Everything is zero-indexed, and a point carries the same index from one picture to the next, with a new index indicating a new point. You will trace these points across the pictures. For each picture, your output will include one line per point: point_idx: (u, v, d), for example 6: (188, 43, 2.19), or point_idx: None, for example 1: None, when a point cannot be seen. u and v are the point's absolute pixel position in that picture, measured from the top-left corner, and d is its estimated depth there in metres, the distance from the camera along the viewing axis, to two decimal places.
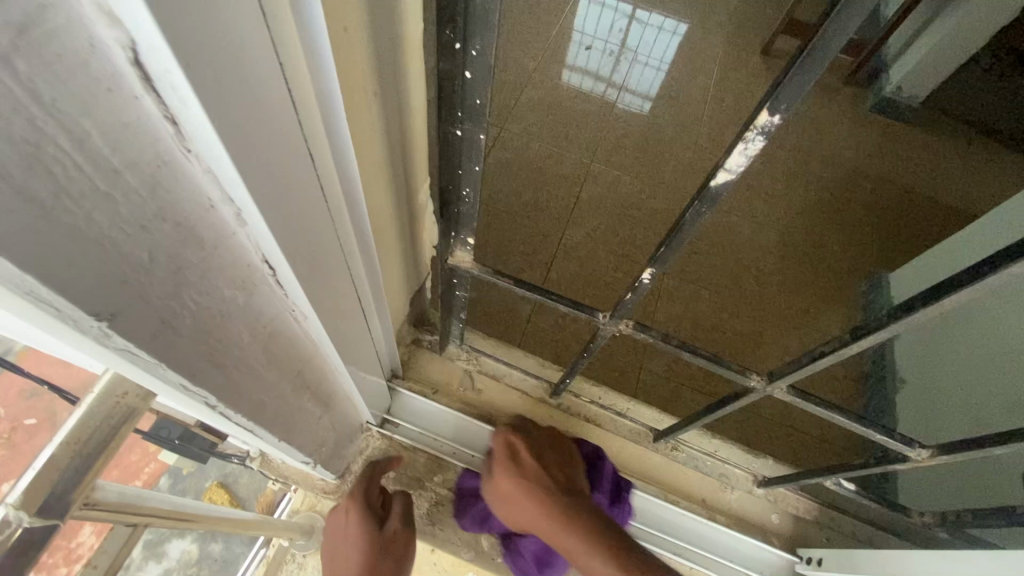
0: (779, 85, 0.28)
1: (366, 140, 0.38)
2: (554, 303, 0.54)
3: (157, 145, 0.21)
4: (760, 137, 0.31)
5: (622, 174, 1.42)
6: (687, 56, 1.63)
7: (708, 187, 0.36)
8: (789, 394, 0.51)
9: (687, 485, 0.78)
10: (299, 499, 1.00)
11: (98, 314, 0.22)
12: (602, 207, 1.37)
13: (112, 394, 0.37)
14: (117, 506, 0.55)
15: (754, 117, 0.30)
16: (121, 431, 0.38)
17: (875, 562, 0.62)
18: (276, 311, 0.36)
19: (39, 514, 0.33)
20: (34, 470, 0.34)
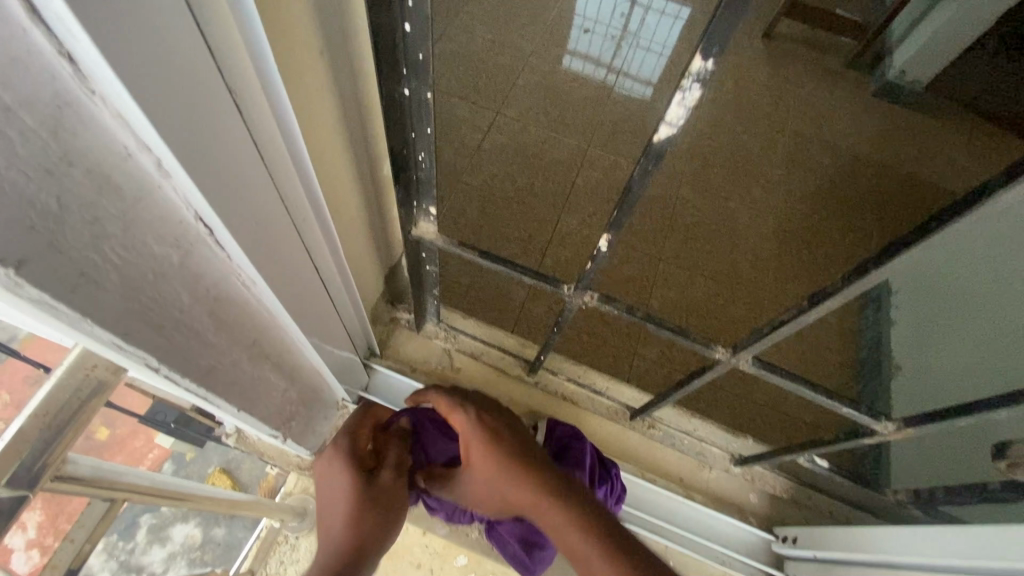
0: (709, 27, 0.28)
1: (313, 101, 0.37)
2: (518, 275, 0.54)
3: (55, 84, 0.21)
4: (696, 85, 0.31)
5: (619, 159, 1.40)
6: (689, 40, 1.60)
7: (653, 144, 0.35)
8: (755, 366, 0.50)
9: (664, 464, 0.78)
10: (293, 481, 1.02)
11: (2, 259, 0.22)
12: (597, 191, 1.36)
13: (80, 367, 0.40)
14: (91, 479, 0.55)
15: (688, 63, 0.30)
16: (91, 403, 0.40)
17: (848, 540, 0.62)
18: (219, 274, 0.35)
19: (7, 485, 0.35)
20: (3, 440, 0.36)
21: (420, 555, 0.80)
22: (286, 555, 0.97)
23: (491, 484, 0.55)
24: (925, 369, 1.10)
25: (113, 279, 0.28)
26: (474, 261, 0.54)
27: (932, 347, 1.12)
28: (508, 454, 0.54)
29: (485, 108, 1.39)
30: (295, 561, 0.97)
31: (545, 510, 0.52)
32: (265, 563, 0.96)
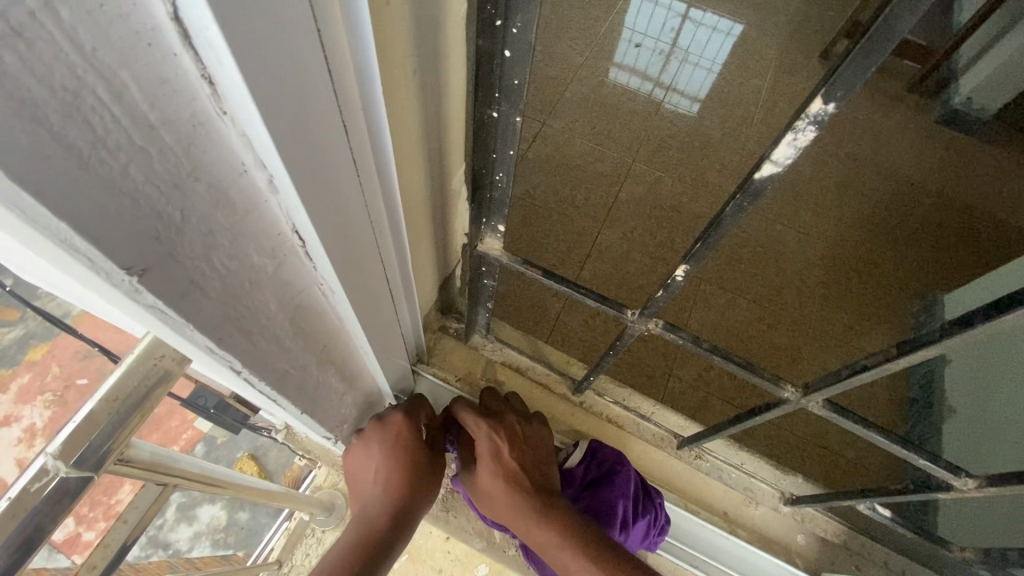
0: (834, 72, 0.27)
1: (403, 119, 0.38)
2: (581, 296, 0.53)
3: (195, 105, 0.21)
4: (812, 127, 0.29)
5: (664, 175, 1.38)
6: (740, 58, 1.56)
7: (753, 180, 0.34)
8: (825, 408, 0.48)
9: (708, 497, 0.76)
10: (322, 475, 1.05)
11: (130, 268, 0.23)
12: (640, 207, 1.34)
13: (149, 356, 0.41)
14: (148, 466, 0.57)
15: (806, 105, 0.28)
16: (156, 391, 0.41)
17: None
18: (304, 283, 0.36)
19: (75, 466, 0.37)
20: (75, 422, 0.38)
21: (441, 560, 0.81)
22: (312, 547, 1.01)
23: (495, 496, 0.62)
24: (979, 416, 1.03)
25: (215, 287, 0.29)
26: (537, 280, 0.53)
27: (989, 390, 1.04)
28: (506, 474, 0.61)
29: (531, 118, 1.39)
30: (320, 555, 1.01)
31: (536, 527, 0.59)
32: (293, 554, 1.00)
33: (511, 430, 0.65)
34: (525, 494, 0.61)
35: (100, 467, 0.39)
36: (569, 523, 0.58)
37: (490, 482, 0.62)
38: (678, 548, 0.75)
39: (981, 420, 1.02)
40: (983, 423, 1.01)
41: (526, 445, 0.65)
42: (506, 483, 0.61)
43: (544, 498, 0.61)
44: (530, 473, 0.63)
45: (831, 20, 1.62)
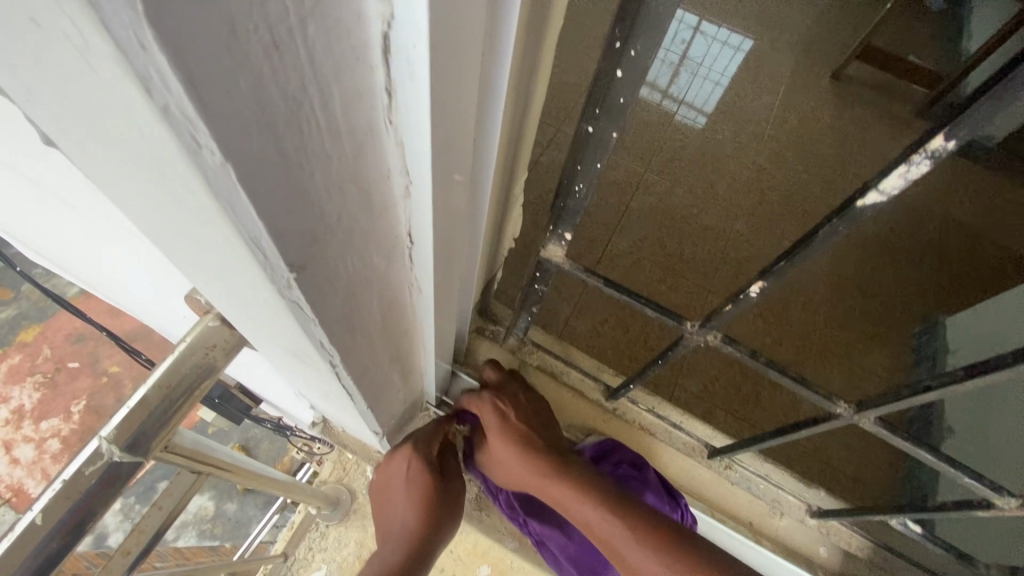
0: (961, 114, 0.28)
1: (502, 134, 0.39)
2: (641, 306, 0.54)
3: (372, 115, 0.23)
4: (927, 160, 0.31)
5: (676, 187, 1.40)
6: (750, 73, 1.55)
7: (852, 206, 0.36)
8: (875, 425, 0.51)
9: (734, 507, 0.78)
10: (328, 469, 1.07)
11: (292, 265, 0.24)
12: (650, 216, 1.37)
13: (202, 346, 0.44)
14: (190, 452, 0.59)
15: (928, 140, 0.30)
16: (204, 380, 0.44)
17: None
18: (399, 284, 0.38)
19: (127, 451, 0.40)
20: (128, 407, 0.40)
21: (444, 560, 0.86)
22: (315, 542, 1.03)
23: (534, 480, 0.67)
24: (972, 434, 1.06)
25: (342, 286, 0.30)
26: (599, 288, 0.55)
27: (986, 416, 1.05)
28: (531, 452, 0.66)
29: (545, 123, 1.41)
30: (324, 549, 1.03)
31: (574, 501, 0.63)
32: (297, 547, 1.03)
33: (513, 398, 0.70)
34: (532, 454, 0.66)
35: (148, 452, 0.41)
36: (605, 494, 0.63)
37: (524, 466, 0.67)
38: None
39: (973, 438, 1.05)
40: (981, 439, 1.03)
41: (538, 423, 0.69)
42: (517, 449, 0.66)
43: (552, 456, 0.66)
44: (538, 433, 0.68)
45: (843, 41, 1.65)
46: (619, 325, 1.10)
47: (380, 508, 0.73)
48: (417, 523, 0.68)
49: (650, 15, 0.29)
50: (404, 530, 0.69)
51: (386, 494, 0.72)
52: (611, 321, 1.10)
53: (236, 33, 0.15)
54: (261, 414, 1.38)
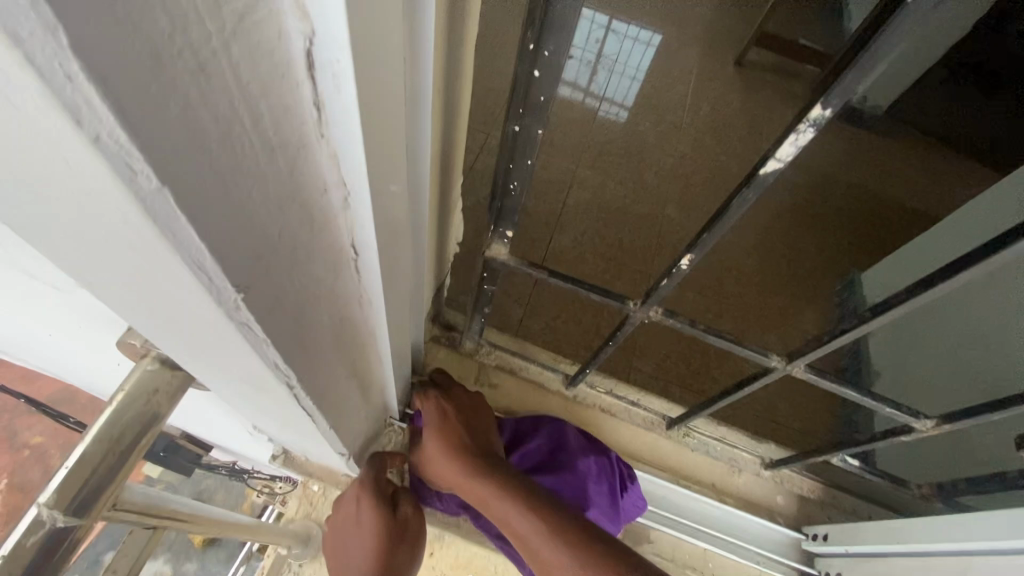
0: (833, 84, 0.32)
1: (434, 140, 0.40)
2: (587, 292, 0.57)
3: (302, 130, 0.23)
4: (811, 129, 0.35)
5: (607, 180, 1.45)
6: (662, 67, 1.64)
7: (757, 175, 0.40)
8: (807, 372, 0.56)
9: (697, 471, 0.82)
10: (294, 507, 1.02)
11: (237, 286, 0.24)
12: (589, 211, 1.40)
13: (145, 392, 0.43)
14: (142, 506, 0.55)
15: (808, 112, 0.34)
16: (149, 429, 0.43)
17: (890, 528, 0.66)
18: (346, 297, 0.38)
19: (72, 514, 0.37)
20: (68, 467, 0.38)
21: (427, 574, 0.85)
22: None
23: (447, 469, 0.64)
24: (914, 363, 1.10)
25: (290, 303, 0.30)
26: (544, 280, 0.56)
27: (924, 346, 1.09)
28: (444, 436, 0.65)
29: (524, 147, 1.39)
30: None
31: (488, 498, 0.59)
32: None
33: (455, 398, 0.71)
34: (461, 449, 0.64)
35: (94, 514, 0.39)
36: (515, 488, 0.58)
37: (443, 460, 0.65)
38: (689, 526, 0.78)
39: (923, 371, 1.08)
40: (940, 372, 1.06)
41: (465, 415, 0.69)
42: (440, 448, 0.65)
43: (471, 446, 0.64)
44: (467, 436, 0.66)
45: (741, 31, 1.77)
46: (572, 321, 1.12)
47: (338, 565, 0.69)
48: (367, 562, 0.64)
49: (557, 15, 0.31)
50: (356, 572, 0.64)
51: (343, 545, 0.68)
52: (564, 316, 1.11)
53: (158, 55, 0.15)
54: (213, 461, 1.32)
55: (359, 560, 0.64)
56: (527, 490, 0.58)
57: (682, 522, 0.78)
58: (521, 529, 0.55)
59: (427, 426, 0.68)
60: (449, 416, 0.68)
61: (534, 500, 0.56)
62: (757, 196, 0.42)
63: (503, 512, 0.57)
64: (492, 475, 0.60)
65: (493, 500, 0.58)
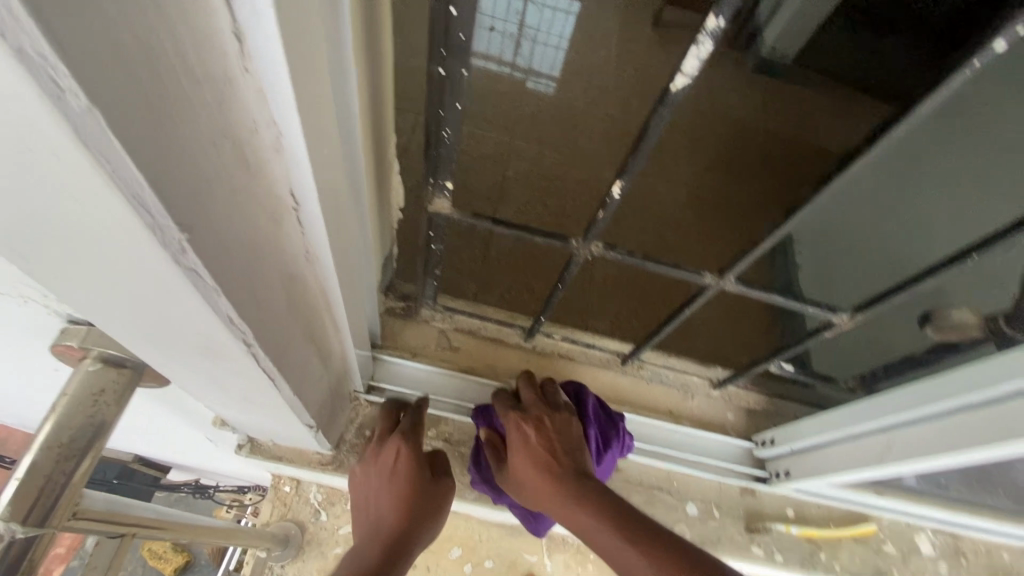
0: None
1: (362, 87, 0.40)
2: (531, 236, 0.59)
3: (225, 62, 0.24)
4: (710, 39, 0.38)
5: (547, 145, 1.27)
6: None
7: (669, 91, 0.43)
8: (737, 285, 0.61)
9: (654, 400, 0.87)
10: (268, 512, 1.00)
11: (181, 225, 0.25)
12: (532, 178, 1.26)
13: (89, 395, 0.47)
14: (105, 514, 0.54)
15: (705, 21, 0.37)
16: (95, 435, 0.47)
17: (825, 420, 0.74)
18: (292, 251, 0.38)
19: (30, 523, 0.39)
20: (17, 480, 0.40)
21: None
22: None
23: (535, 487, 0.63)
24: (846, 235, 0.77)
25: (237, 250, 0.30)
26: (489, 228, 0.58)
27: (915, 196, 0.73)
28: (535, 455, 0.64)
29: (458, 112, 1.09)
30: None
31: (587, 523, 0.57)
32: None
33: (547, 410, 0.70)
34: (557, 470, 0.62)
35: (52, 522, 0.41)
36: (617, 515, 0.55)
37: (534, 478, 0.64)
38: (657, 450, 0.82)
39: (858, 248, 0.77)
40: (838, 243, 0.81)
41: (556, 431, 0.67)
42: (535, 465, 0.64)
43: (568, 468, 0.63)
44: (561, 457, 0.64)
45: None
46: None
47: (355, 518, 0.70)
48: (394, 517, 0.65)
49: None
50: (379, 523, 0.65)
51: (363, 497, 0.69)
52: None
53: None
54: None
55: (384, 513, 0.66)
56: (629, 519, 0.55)
57: (650, 449, 0.82)
58: (624, 561, 0.52)
59: (520, 440, 0.67)
60: (532, 431, 0.67)
61: (635, 531, 0.54)
62: (671, 113, 0.45)
63: (605, 543, 0.55)
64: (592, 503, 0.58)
65: (593, 528, 0.56)
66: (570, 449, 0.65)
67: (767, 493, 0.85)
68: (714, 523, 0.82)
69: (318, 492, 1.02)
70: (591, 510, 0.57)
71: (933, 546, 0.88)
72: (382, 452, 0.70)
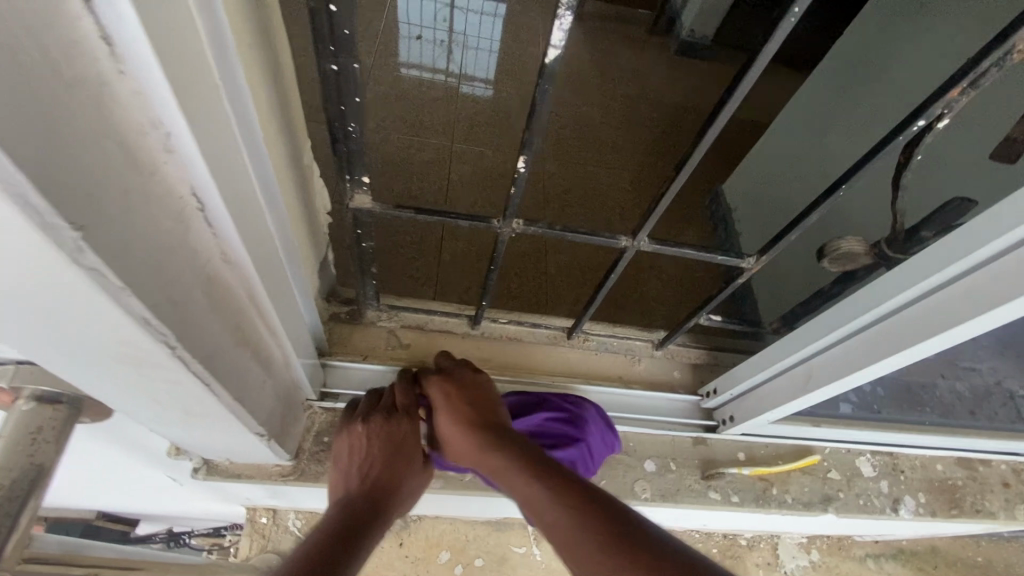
0: None
1: (256, 91, 0.42)
2: (454, 220, 0.61)
3: (97, 65, 0.26)
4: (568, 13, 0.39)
5: (485, 149, 1.40)
6: None
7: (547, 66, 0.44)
8: (652, 244, 0.64)
9: (604, 368, 0.91)
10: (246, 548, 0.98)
11: (73, 222, 0.26)
12: (473, 183, 1.35)
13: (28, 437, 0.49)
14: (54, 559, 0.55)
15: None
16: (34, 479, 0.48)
17: (759, 361, 0.79)
18: (208, 252, 0.40)
19: None
20: None
21: None
22: None
23: (480, 443, 0.68)
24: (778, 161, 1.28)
25: (141, 248, 0.32)
26: (412, 218, 0.60)
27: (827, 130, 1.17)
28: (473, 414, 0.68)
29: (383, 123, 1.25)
30: None
31: (504, 481, 0.59)
32: None
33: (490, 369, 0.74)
34: (488, 427, 0.66)
35: None
36: (539, 466, 0.58)
37: (474, 436, 0.68)
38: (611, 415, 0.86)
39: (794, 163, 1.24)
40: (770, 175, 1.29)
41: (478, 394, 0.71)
42: (468, 424, 0.68)
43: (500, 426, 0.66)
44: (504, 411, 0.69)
45: None
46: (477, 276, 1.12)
47: (333, 467, 0.71)
48: (384, 475, 0.68)
49: None
50: (365, 477, 0.68)
51: (349, 449, 0.71)
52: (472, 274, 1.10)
53: None
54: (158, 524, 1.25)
55: (371, 469, 0.68)
56: (556, 470, 0.57)
57: None
58: (542, 508, 0.54)
59: (452, 401, 0.71)
60: (462, 392, 0.71)
61: (544, 481, 0.56)
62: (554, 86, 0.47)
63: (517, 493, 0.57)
64: (515, 457, 0.60)
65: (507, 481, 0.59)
66: (494, 409, 0.69)
67: (718, 440, 0.90)
68: (672, 476, 0.86)
69: (297, 519, 1.01)
70: (507, 468, 0.60)
71: (874, 467, 0.94)
72: (391, 423, 0.71)
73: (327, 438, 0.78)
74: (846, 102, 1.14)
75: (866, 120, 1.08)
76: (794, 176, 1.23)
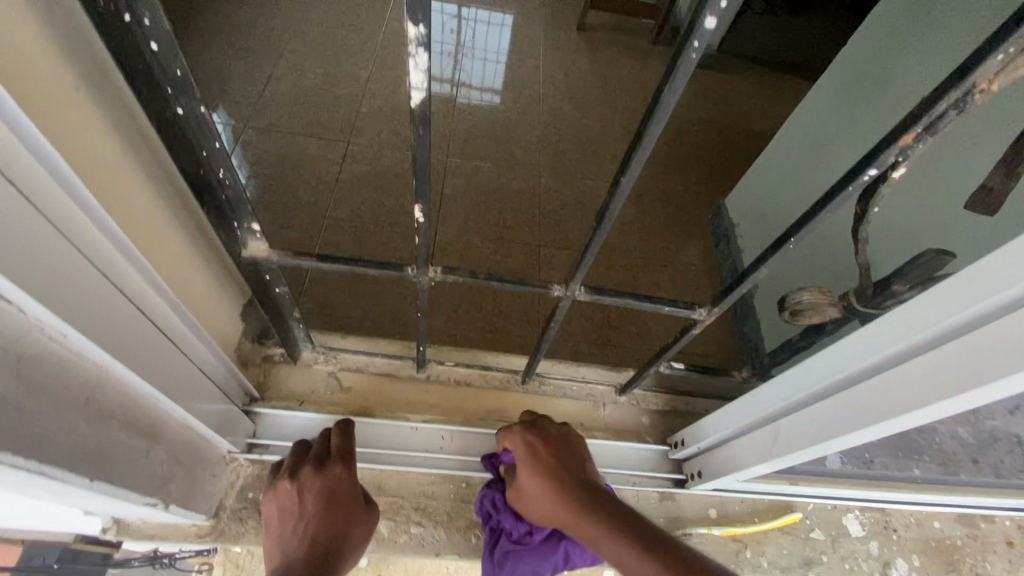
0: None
1: (79, 144, 0.38)
2: (363, 269, 0.56)
3: None
4: (422, 48, 0.32)
5: (479, 161, 1.32)
6: (515, 45, 1.64)
7: (415, 110, 0.37)
8: (589, 293, 0.57)
9: (564, 414, 0.84)
10: None
11: None
12: (464, 194, 1.25)
13: None
14: None
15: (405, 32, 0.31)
16: None
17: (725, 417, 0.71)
18: (18, 330, 0.36)
19: None
20: None
21: None
22: None
23: (545, 507, 0.59)
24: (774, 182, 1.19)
25: None
26: (314, 266, 0.55)
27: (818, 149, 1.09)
28: (549, 469, 0.61)
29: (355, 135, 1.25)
30: None
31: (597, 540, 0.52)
32: None
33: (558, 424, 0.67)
34: (572, 483, 0.58)
35: None
36: (626, 524, 0.51)
37: (541, 499, 0.60)
38: None
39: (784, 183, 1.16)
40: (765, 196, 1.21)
41: (560, 442, 0.64)
42: (544, 480, 0.60)
43: (584, 480, 0.59)
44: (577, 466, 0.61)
45: None
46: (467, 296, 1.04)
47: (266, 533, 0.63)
48: (326, 533, 0.61)
49: None
50: (303, 539, 0.60)
51: (279, 511, 0.63)
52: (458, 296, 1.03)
53: None
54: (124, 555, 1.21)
55: (309, 528, 0.61)
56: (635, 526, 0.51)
57: None
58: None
59: (518, 462, 0.64)
60: (541, 443, 0.64)
61: (641, 539, 0.49)
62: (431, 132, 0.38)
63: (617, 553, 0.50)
64: (611, 514, 0.53)
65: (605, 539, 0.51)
66: (583, 464, 0.62)
67: (687, 495, 0.82)
68: None
69: None
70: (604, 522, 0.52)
71: (863, 527, 0.85)
72: (324, 474, 0.64)
73: (253, 494, 0.72)
74: (840, 121, 1.05)
75: (856, 145, 0.99)
76: (784, 198, 1.14)
